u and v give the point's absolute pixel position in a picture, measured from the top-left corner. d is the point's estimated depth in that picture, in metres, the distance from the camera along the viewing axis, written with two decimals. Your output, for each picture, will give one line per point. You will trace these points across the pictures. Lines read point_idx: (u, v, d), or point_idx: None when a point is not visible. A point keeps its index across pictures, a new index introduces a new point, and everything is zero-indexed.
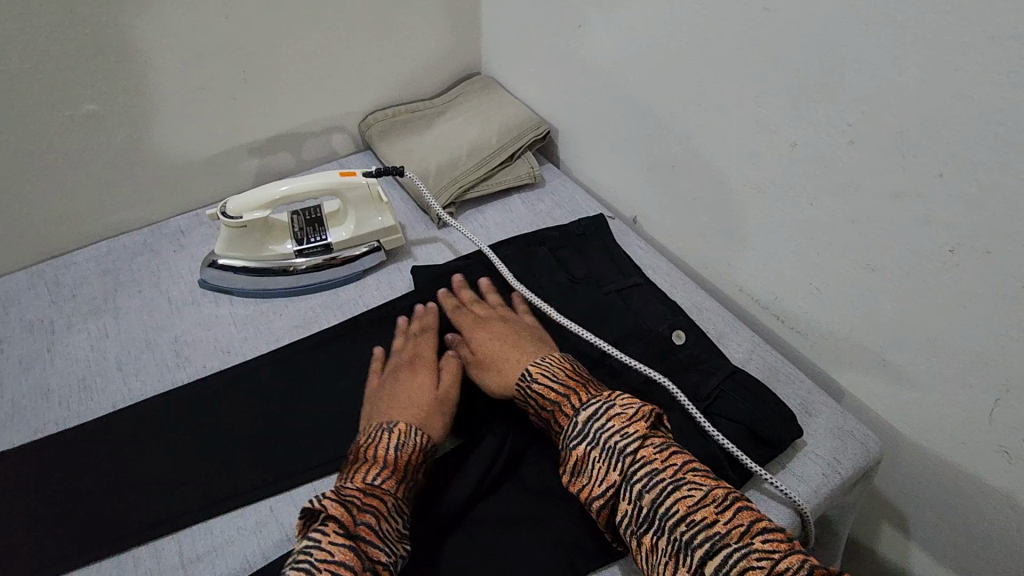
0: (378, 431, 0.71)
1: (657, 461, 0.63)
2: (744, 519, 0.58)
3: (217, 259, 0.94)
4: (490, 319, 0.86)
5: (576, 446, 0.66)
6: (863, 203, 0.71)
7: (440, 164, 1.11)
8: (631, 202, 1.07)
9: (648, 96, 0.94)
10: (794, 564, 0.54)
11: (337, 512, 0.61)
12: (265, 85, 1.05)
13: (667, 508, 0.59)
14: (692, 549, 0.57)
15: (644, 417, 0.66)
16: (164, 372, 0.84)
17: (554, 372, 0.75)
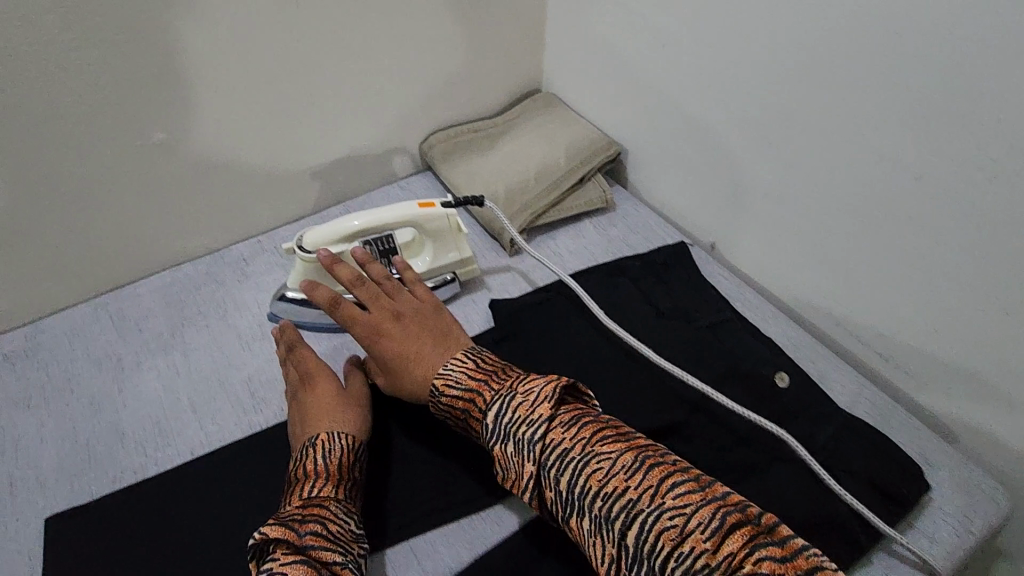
0: (302, 450, 0.72)
1: (566, 440, 0.63)
2: (653, 479, 0.58)
3: (289, 292, 0.91)
4: (385, 320, 0.80)
5: (494, 445, 0.67)
6: (1002, 243, 0.67)
7: (508, 188, 1.07)
8: (709, 228, 1.02)
9: (738, 119, 0.89)
10: (705, 518, 0.54)
11: (280, 534, 0.62)
12: (329, 106, 1.01)
13: (581, 487, 0.60)
14: (610, 524, 0.58)
15: (547, 399, 0.66)
16: (241, 416, 0.81)
17: (458, 376, 0.74)
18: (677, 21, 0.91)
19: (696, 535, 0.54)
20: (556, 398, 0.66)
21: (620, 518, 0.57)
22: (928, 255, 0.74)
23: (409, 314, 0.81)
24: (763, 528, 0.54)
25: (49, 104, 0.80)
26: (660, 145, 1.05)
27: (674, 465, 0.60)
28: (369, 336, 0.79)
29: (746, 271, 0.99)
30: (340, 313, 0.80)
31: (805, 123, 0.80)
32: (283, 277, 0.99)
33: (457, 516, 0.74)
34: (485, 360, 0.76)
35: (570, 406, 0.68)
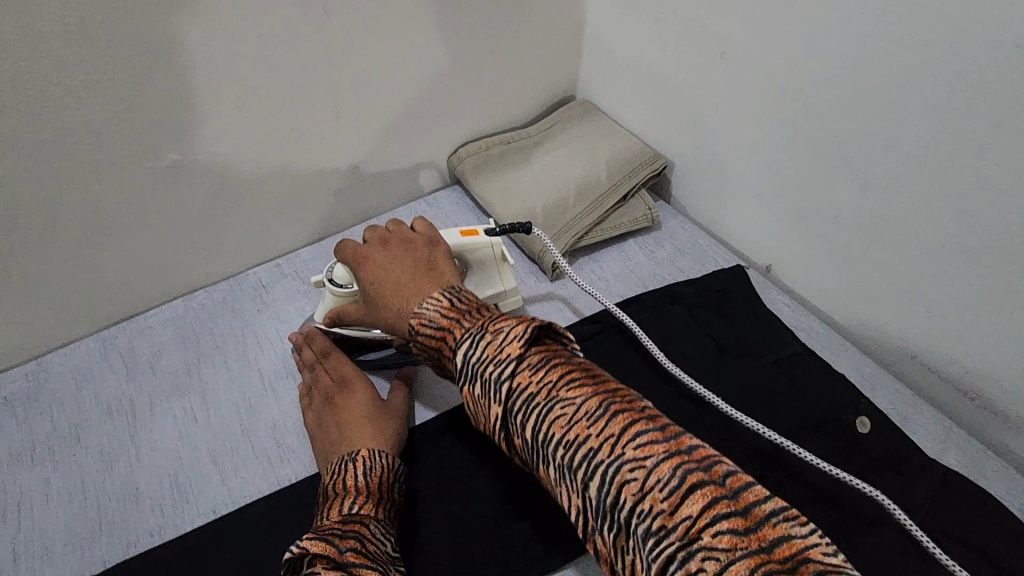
0: (340, 464, 0.67)
1: (532, 383, 0.53)
2: (616, 428, 0.48)
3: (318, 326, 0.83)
4: (371, 256, 0.73)
5: (460, 386, 0.57)
6: None
7: (546, 207, 0.99)
8: (768, 249, 0.94)
9: (809, 136, 0.81)
10: (664, 476, 0.45)
11: (321, 548, 0.55)
12: (351, 119, 0.93)
13: (544, 433, 0.51)
14: (572, 473, 0.49)
15: (517, 337, 0.55)
16: (267, 468, 0.73)
17: (431, 316, 0.62)
18: (739, 27, 0.83)
19: (655, 494, 0.45)
20: (528, 337, 0.55)
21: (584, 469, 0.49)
22: None
23: (395, 243, 0.74)
24: (728, 492, 0.45)
25: (47, 124, 0.71)
26: (711, 161, 0.97)
27: (642, 411, 0.50)
28: (354, 263, 0.74)
29: (809, 297, 0.91)
30: (338, 245, 0.77)
31: (892, 142, 0.72)
32: (306, 307, 0.92)
33: None
34: (465, 297, 0.64)
35: (543, 342, 0.57)
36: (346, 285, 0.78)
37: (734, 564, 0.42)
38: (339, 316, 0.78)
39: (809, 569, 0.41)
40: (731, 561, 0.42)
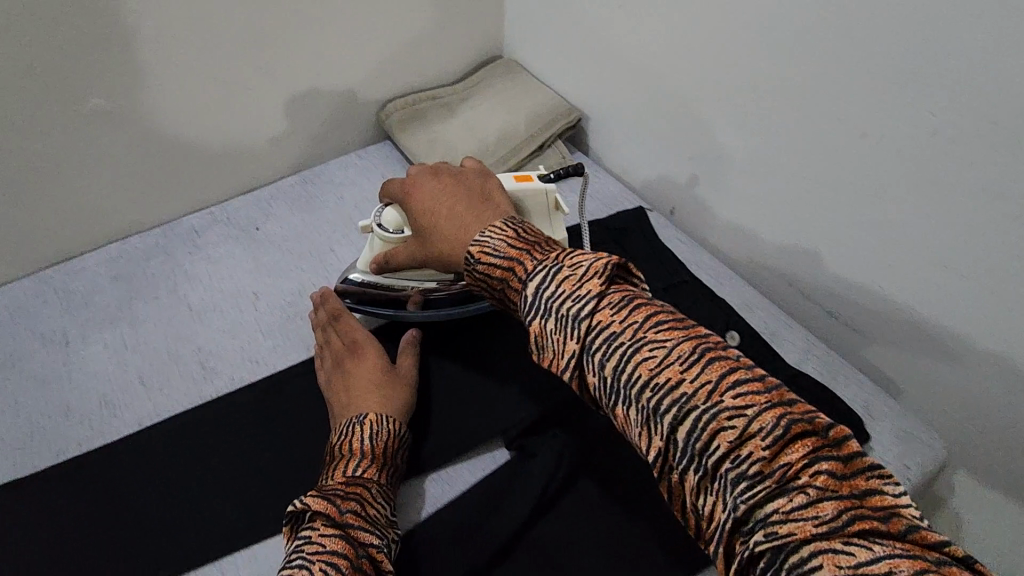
0: (347, 427, 0.71)
1: (615, 323, 0.50)
2: (713, 373, 0.46)
3: (353, 274, 0.85)
4: (428, 188, 0.74)
5: (529, 318, 0.54)
6: (943, 200, 0.66)
7: (467, 157, 1.06)
8: (669, 192, 1.01)
9: (689, 82, 0.88)
10: (767, 424, 0.43)
11: (322, 507, 0.61)
12: (275, 74, 0.99)
13: (627, 372, 0.48)
14: (660, 418, 0.46)
15: (597, 273, 0.52)
16: (191, 386, 0.80)
17: (497, 245, 0.62)
18: None
19: (756, 439, 0.43)
20: (608, 274, 0.53)
21: (670, 412, 0.46)
22: (874, 213, 0.73)
23: (449, 175, 0.74)
24: (832, 442, 0.43)
25: None
26: (616, 112, 1.04)
27: (738, 359, 0.47)
28: (407, 196, 0.76)
29: (704, 235, 0.99)
30: (386, 187, 0.80)
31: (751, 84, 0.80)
32: (236, 249, 0.97)
33: (410, 478, 0.74)
34: (529, 229, 0.63)
35: (621, 283, 0.54)
36: (396, 231, 0.80)
37: (827, 503, 0.41)
38: (387, 259, 0.81)
39: (905, 522, 0.40)
40: (825, 499, 0.41)
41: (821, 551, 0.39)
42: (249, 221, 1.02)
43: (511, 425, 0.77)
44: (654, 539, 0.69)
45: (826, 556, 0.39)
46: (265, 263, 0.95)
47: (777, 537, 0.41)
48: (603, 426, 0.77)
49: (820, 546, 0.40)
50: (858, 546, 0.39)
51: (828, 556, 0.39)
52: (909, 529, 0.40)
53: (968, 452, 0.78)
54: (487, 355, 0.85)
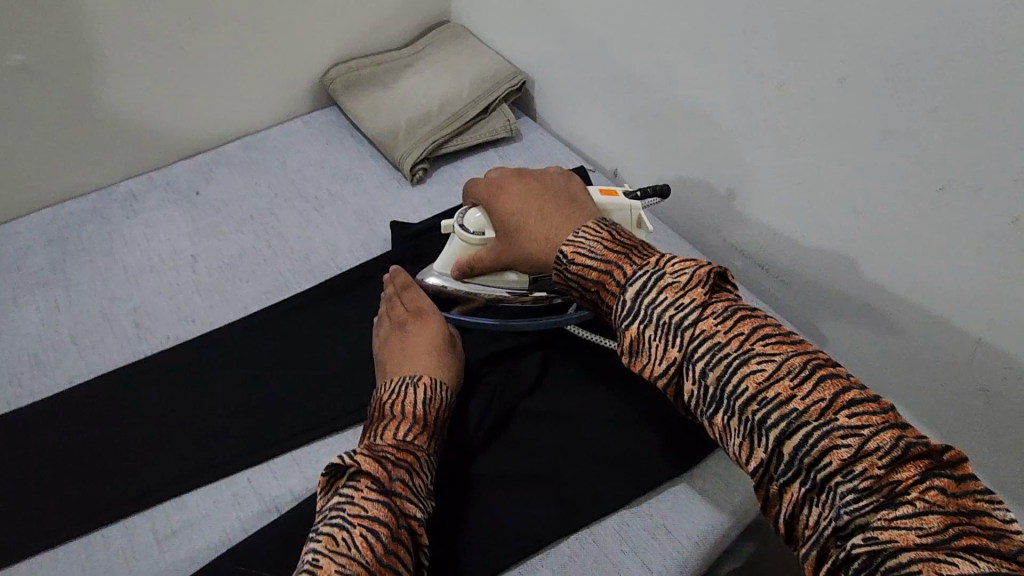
0: (400, 387, 0.70)
1: (720, 334, 0.56)
2: (826, 392, 0.51)
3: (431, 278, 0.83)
4: (517, 190, 0.78)
5: (628, 324, 0.60)
6: (848, 143, 0.69)
7: (410, 120, 1.05)
8: (610, 154, 1.03)
9: (623, 38, 0.89)
10: (884, 443, 0.48)
11: (371, 468, 0.61)
12: (214, 36, 0.99)
13: (734, 385, 0.54)
14: (766, 430, 0.51)
15: (701, 284, 0.58)
16: (125, 345, 0.81)
17: (592, 247, 0.67)
18: None
19: (870, 457, 0.48)
20: (709, 284, 0.59)
21: (779, 425, 0.51)
22: (792, 164, 0.76)
23: (537, 181, 0.78)
24: (944, 463, 0.47)
25: None
26: (559, 73, 1.04)
27: (848, 378, 0.52)
28: (493, 197, 0.79)
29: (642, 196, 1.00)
30: (470, 191, 0.82)
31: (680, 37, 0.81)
32: (175, 212, 0.97)
33: (344, 427, 0.75)
34: (622, 234, 0.69)
35: (723, 294, 0.60)
36: (478, 232, 0.79)
37: (932, 516, 0.45)
38: (470, 265, 0.79)
39: (1015, 544, 0.44)
40: (931, 513, 0.45)
41: (922, 559, 0.44)
42: (189, 185, 1.01)
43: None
44: (575, 477, 0.72)
45: (926, 563, 0.43)
46: (203, 226, 0.95)
47: (877, 542, 0.46)
48: (533, 373, 0.80)
49: (921, 555, 0.44)
50: (961, 558, 0.43)
51: (929, 563, 0.43)
52: (1016, 549, 0.44)
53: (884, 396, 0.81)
54: None
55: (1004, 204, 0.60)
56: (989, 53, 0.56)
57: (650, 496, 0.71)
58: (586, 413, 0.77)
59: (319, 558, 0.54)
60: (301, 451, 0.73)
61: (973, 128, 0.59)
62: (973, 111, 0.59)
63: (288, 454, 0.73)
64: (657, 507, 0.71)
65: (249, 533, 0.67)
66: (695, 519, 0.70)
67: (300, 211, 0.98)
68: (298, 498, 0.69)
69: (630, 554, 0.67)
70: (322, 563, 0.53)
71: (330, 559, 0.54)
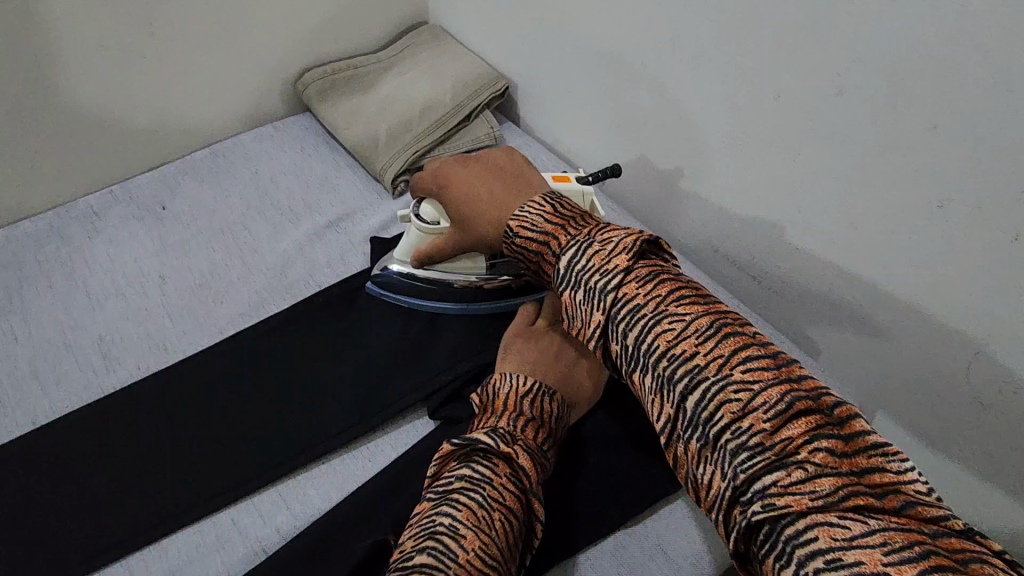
0: (540, 389, 0.66)
1: (640, 296, 0.54)
2: (726, 349, 0.49)
3: (392, 265, 0.82)
4: (462, 174, 0.74)
5: (562, 291, 0.59)
6: (847, 156, 0.68)
7: (390, 128, 1.00)
8: (598, 161, 1.00)
9: (612, 44, 0.87)
10: (772, 399, 0.46)
11: (518, 460, 0.58)
12: (177, 40, 0.94)
13: (647, 344, 0.52)
14: (672, 386, 0.50)
15: (626, 250, 0.57)
16: (90, 378, 0.76)
17: (534, 220, 0.65)
18: None
19: (758, 413, 0.47)
20: (636, 250, 0.57)
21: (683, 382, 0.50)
22: (788, 176, 0.74)
23: (480, 161, 0.75)
24: (834, 421, 0.46)
25: None
26: (544, 77, 1.01)
27: (753, 337, 0.51)
28: (439, 187, 0.76)
29: (632, 204, 0.98)
30: (416, 182, 0.79)
31: (674, 43, 0.79)
32: (140, 230, 0.91)
33: (329, 457, 0.71)
34: (566, 204, 0.67)
35: (650, 259, 0.58)
36: (435, 223, 0.78)
37: (824, 479, 0.44)
38: (430, 255, 0.78)
39: (901, 499, 0.43)
40: (823, 476, 0.44)
41: (817, 523, 0.42)
42: (154, 199, 0.95)
43: (434, 392, 0.75)
44: (572, 501, 0.69)
45: (822, 528, 0.42)
46: (171, 244, 0.90)
47: (774, 508, 0.44)
48: None
49: (815, 519, 0.43)
50: (852, 519, 0.42)
51: (825, 528, 0.42)
52: (903, 504, 0.43)
53: (881, 408, 0.80)
54: (406, 328, 0.82)
55: (1001, 219, 0.59)
56: (997, 69, 0.55)
57: (644, 516, 0.70)
58: (583, 433, 0.75)
59: (461, 530, 0.52)
60: (286, 486, 0.70)
61: (974, 145, 0.59)
62: (975, 128, 0.58)
63: (270, 489, 0.69)
64: (652, 528, 0.69)
65: None
66: (690, 539, 0.68)
67: (274, 225, 0.93)
68: (284, 537, 0.66)
69: None
70: (462, 533, 0.52)
71: (471, 532, 0.52)
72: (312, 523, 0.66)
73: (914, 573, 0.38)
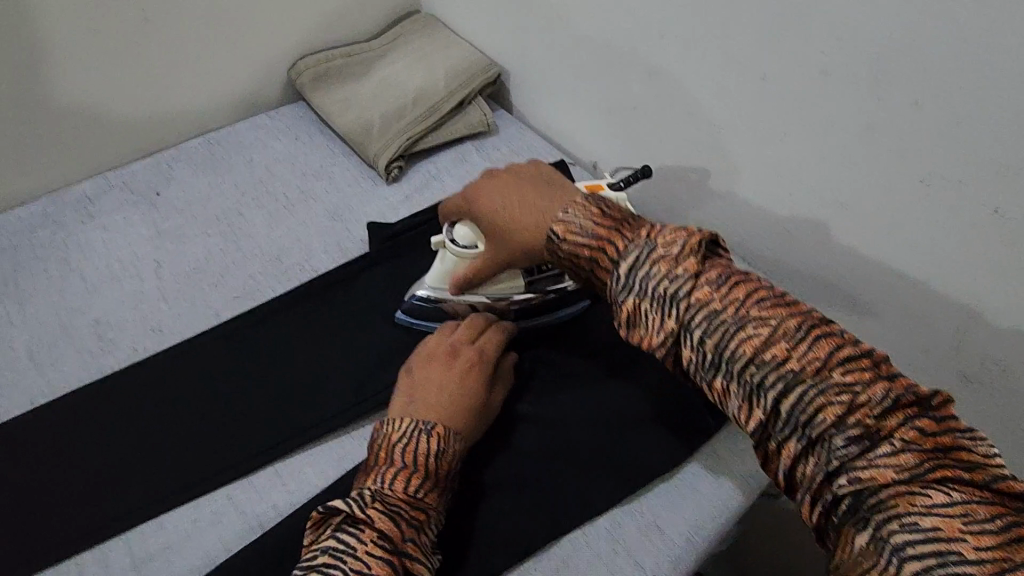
0: (412, 432, 0.62)
1: (717, 301, 0.53)
2: (821, 351, 0.49)
3: (423, 295, 0.79)
4: (490, 189, 0.70)
5: (625, 299, 0.56)
6: (832, 136, 0.69)
7: (384, 115, 1.01)
8: (591, 147, 1.01)
9: (602, 29, 0.87)
10: (878, 395, 0.47)
11: (383, 526, 0.55)
12: (170, 28, 0.94)
13: (733, 352, 0.51)
14: (765, 392, 0.49)
15: (693, 253, 0.55)
16: (87, 360, 0.77)
17: (582, 224, 0.61)
18: None
19: (864, 410, 0.47)
20: (702, 253, 0.56)
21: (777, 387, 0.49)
22: (774, 156, 0.76)
23: (507, 171, 0.71)
24: (929, 408, 0.47)
25: None
26: (537, 64, 1.02)
27: (841, 335, 0.50)
28: (467, 204, 0.71)
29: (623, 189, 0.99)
30: (447, 203, 0.74)
31: (663, 28, 0.80)
32: (134, 216, 0.91)
33: (326, 436, 0.72)
34: (610, 205, 0.63)
35: (717, 261, 0.57)
36: (470, 246, 0.74)
37: (909, 454, 0.45)
38: (466, 279, 0.74)
39: (988, 474, 0.44)
40: (908, 451, 0.45)
41: (899, 494, 0.44)
42: (149, 185, 0.96)
43: None
44: (568, 479, 0.70)
45: (904, 498, 0.44)
46: (166, 230, 0.90)
47: (858, 481, 0.46)
48: (522, 374, 0.78)
49: (899, 491, 0.44)
50: (934, 490, 0.44)
51: (905, 497, 0.44)
52: (990, 479, 0.44)
53: None
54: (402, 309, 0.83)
55: (982, 195, 0.61)
56: (976, 47, 0.56)
57: (640, 493, 0.71)
58: (578, 411, 0.76)
59: None
60: (284, 465, 0.70)
61: (955, 123, 0.60)
62: (956, 106, 0.59)
63: (269, 466, 0.70)
64: (648, 505, 0.70)
65: (230, 553, 0.64)
66: (684, 516, 0.69)
67: (270, 211, 0.93)
68: (282, 513, 0.67)
69: (622, 553, 0.66)
70: None
71: None
72: (310, 499, 0.67)
73: (992, 542, 0.40)
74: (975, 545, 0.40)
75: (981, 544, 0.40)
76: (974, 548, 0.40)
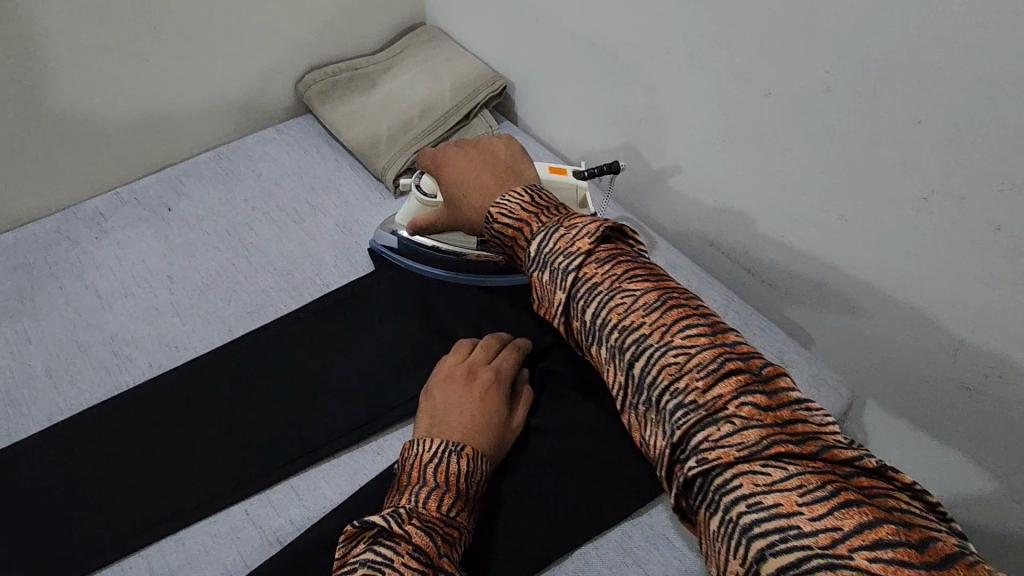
0: (444, 452, 0.64)
1: (598, 275, 0.60)
2: (669, 319, 0.55)
3: (400, 232, 0.88)
4: (461, 161, 0.79)
5: (531, 271, 0.64)
6: (836, 151, 0.70)
7: (390, 128, 1.02)
8: (595, 159, 1.01)
9: (606, 43, 0.88)
10: (706, 361, 0.52)
11: (420, 539, 0.56)
12: (179, 45, 0.96)
13: (603, 319, 0.58)
14: (622, 353, 0.56)
15: (589, 234, 0.62)
16: (103, 376, 0.78)
17: (512, 207, 0.69)
18: None
19: (694, 374, 0.52)
20: (598, 236, 0.62)
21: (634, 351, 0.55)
22: (778, 169, 0.77)
23: (477, 147, 0.80)
24: (764, 380, 0.51)
25: None
26: (541, 76, 1.03)
27: (698, 311, 0.56)
28: (437, 168, 0.80)
29: (629, 200, 1.00)
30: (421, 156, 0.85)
31: (667, 43, 0.81)
32: (147, 231, 0.93)
33: (340, 451, 0.73)
34: (543, 194, 0.71)
35: (612, 245, 0.63)
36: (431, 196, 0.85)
37: (751, 431, 0.48)
38: (420, 225, 0.83)
39: (819, 445, 0.48)
40: (749, 428, 0.48)
41: (742, 473, 0.47)
42: (160, 200, 0.97)
43: None
44: (579, 493, 0.71)
45: (746, 476, 0.47)
46: (178, 245, 0.91)
47: (706, 462, 0.49)
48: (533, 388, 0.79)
49: (742, 469, 0.47)
50: (773, 467, 0.47)
51: (748, 476, 0.47)
52: (819, 449, 0.47)
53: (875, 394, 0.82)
54: (411, 324, 0.84)
55: (984, 208, 0.62)
56: (977, 65, 0.57)
57: (649, 507, 0.71)
58: (587, 424, 0.76)
59: None
60: (299, 480, 0.71)
61: (956, 139, 0.61)
62: (958, 122, 0.60)
63: (284, 482, 0.71)
64: (657, 519, 0.71)
65: (250, 568, 0.65)
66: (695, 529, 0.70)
67: (280, 225, 0.95)
68: (299, 528, 0.68)
69: (632, 565, 0.67)
70: None
71: None
72: (326, 514, 0.68)
73: (824, 510, 0.43)
74: (810, 517, 0.43)
75: (815, 514, 0.43)
76: (810, 520, 0.43)
